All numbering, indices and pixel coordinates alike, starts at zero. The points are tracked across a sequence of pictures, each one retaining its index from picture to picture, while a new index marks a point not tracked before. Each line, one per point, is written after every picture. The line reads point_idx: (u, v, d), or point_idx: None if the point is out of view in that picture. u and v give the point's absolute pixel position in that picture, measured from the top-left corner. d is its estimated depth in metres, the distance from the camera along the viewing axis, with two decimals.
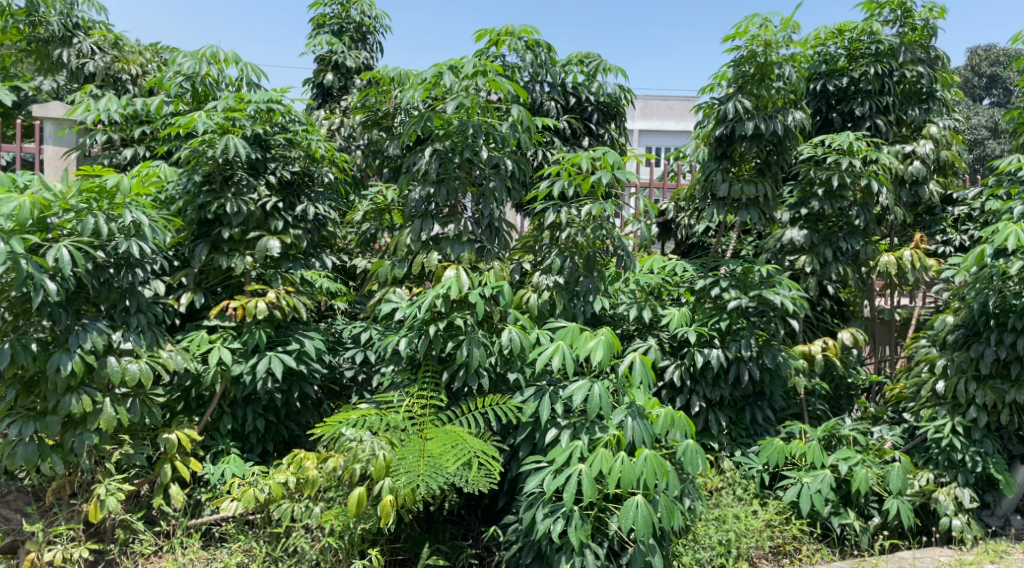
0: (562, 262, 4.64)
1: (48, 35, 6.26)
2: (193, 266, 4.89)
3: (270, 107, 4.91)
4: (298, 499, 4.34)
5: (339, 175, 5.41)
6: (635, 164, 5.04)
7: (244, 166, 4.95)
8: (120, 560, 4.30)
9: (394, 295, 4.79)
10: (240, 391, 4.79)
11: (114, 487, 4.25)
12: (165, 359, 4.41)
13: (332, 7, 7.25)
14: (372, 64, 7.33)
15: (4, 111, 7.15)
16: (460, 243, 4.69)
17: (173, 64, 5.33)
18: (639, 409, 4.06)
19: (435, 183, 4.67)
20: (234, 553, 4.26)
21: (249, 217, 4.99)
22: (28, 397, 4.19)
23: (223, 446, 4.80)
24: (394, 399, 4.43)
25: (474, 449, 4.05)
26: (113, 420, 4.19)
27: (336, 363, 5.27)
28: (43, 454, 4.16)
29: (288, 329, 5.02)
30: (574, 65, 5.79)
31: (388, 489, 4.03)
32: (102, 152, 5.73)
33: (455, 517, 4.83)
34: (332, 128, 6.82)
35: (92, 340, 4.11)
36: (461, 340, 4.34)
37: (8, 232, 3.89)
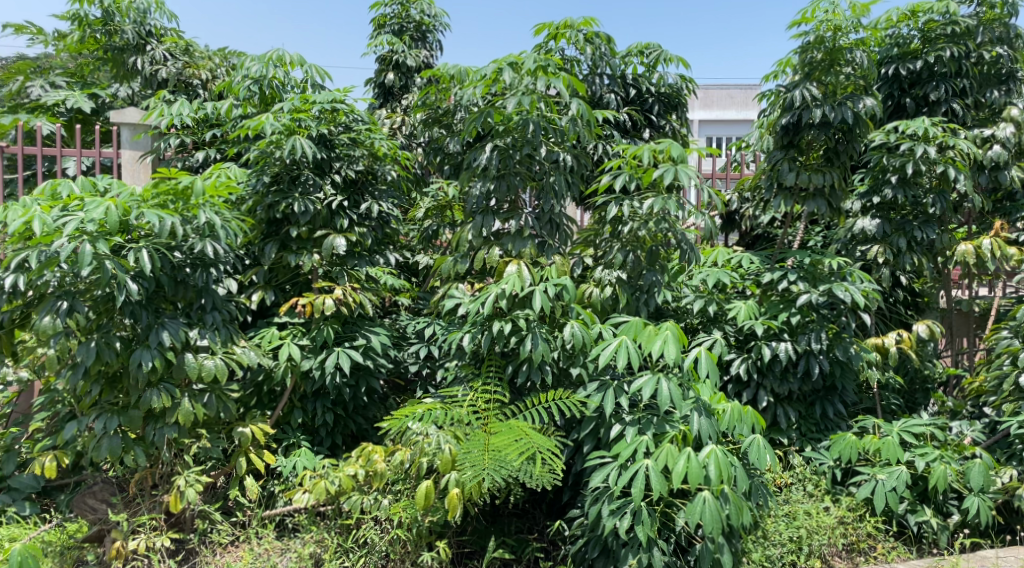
0: (624, 256, 4.59)
1: (122, 43, 6.51)
2: (264, 264, 5.03)
3: (334, 107, 5.04)
4: (367, 492, 4.42)
5: (401, 173, 5.49)
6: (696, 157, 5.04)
7: (310, 166, 5.05)
8: (200, 549, 4.45)
9: (457, 291, 4.79)
10: (310, 386, 4.91)
11: (193, 478, 4.40)
12: (239, 355, 4.54)
13: (392, 7, 7.34)
14: (432, 62, 7.40)
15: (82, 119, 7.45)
16: (521, 239, 4.70)
17: (242, 68, 5.49)
18: (706, 404, 4.03)
19: (495, 179, 4.70)
20: (306, 544, 4.34)
21: (316, 216, 5.08)
22: (111, 392, 4.36)
23: (294, 439, 4.93)
24: (459, 393, 4.49)
25: (538, 443, 4.05)
26: (190, 414, 4.34)
27: (401, 358, 5.35)
28: (126, 447, 4.32)
29: (354, 325, 5.11)
30: (634, 56, 5.75)
31: (455, 483, 4.06)
32: (175, 154, 5.92)
33: (520, 511, 4.86)
34: (394, 126, 6.91)
35: (171, 337, 4.26)
36: (524, 335, 4.35)
37: (94, 234, 4.09)
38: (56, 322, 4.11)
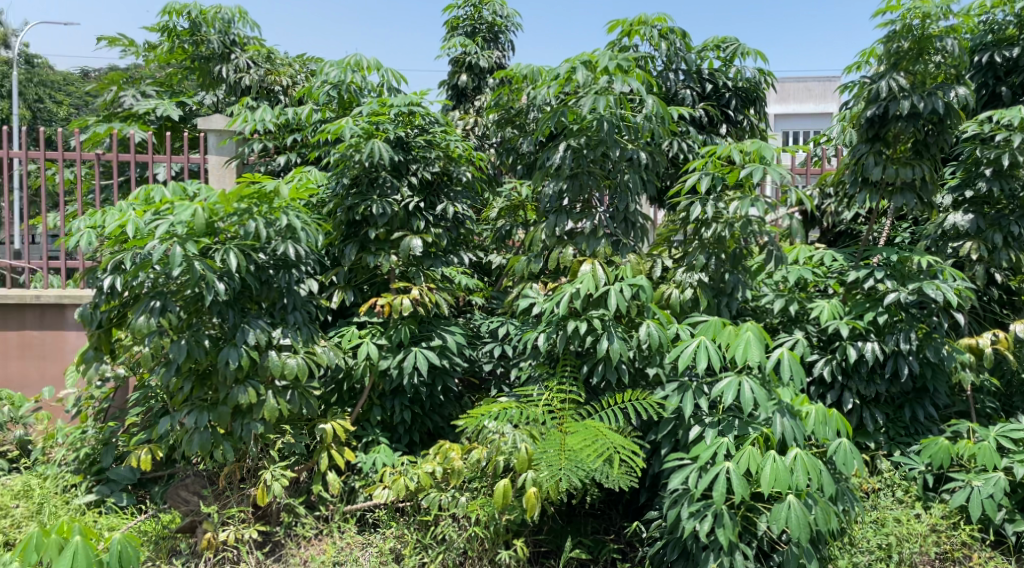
0: (706, 258, 4.56)
1: (208, 52, 6.75)
2: (344, 265, 5.14)
3: (410, 109, 5.16)
4: (445, 489, 4.46)
5: (476, 174, 5.54)
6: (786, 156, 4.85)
7: (388, 168, 5.13)
8: (286, 541, 4.58)
9: (531, 290, 4.78)
10: (388, 384, 5.00)
11: (279, 473, 4.54)
12: (320, 355, 4.65)
13: (465, 9, 7.41)
14: (504, 63, 7.44)
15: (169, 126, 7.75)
16: (596, 238, 4.67)
17: (321, 74, 5.70)
18: (789, 407, 3.94)
19: (569, 178, 4.68)
20: (387, 539, 4.44)
21: (394, 217, 5.17)
22: (201, 389, 4.53)
23: (374, 436, 5.03)
24: (534, 393, 4.49)
25: (614, 443, 4.04)
26: (275, 411, 4.47)
27: (475, 357, 5.39)
28: (216, 442, 4.47)
29: (430, 324, 5.17)
30: (710, 51, 5.66)
31: (532, 482, 4.07)
32: (258, 159, 6.10)
33: (596, 511, 4.85)
34: (467, 127, 6.98)
35: (256, 336, 4.40)
36: (600, 334, 4.32)
37: (184, 237, 4.25)
38: (150, 321, 4.29)
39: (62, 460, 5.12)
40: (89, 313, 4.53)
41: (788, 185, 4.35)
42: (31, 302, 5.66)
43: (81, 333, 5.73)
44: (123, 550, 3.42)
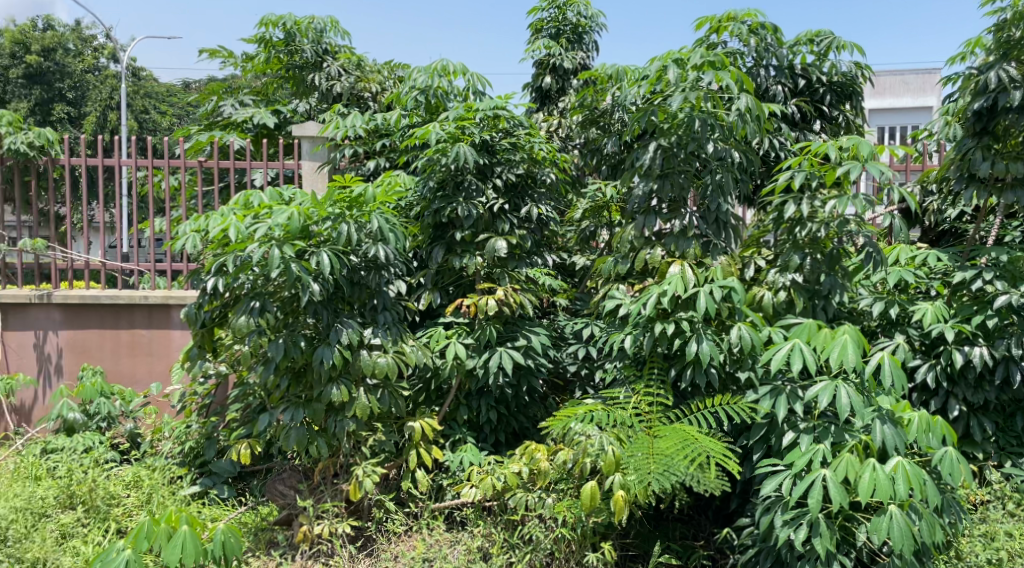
0: (801, 259, 4.42)
1: (302, 61, 7.01)
2: (431, 267, 5.21)
3: (496, 113, 5.23)
4: (532, 489, 4.47)
5: (560, 176, 5.54)
6: (888, 154, 4.66)
7: (473, 171, 5.18)
8: (376, 536, 4.69)
9: (617, 291, 4.73)
10: (475, 384, 5.04)
11: (370, 469, 4.63)
12: (409, 354, 4.73)
13: (549, 11, 7.42)
14: (589, 63, 7.41)
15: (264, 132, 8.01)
16: (685, 238, 4.60)
17: (409, 79, 5.83)
18: (890, 414, 3.80)
19: (659, 178, 4.63)
20: (475, 537, 4.48)
21: (479, 219, 5.23)
22: (297, 387, 4.67)
23: (461, 435, 5.09)
24: (620, 396, 4.46)
25: (707, 448, 3.98)
26: (367, 408, 4.58)
27: (560, 358, 5.38)
28: (310, 437, 4.62)
29: (515, 325, 5.20)
30: (804, 45, 5.50)
31: (620, 485, 4.01)
32: (349, 164, 6.25)
33: (685, 517, 4.79)
34: (551, 129, 6.99)
35: (348, 335, 4.53)
36: (689, 337, 4.24)
37: (280, 240, 4.40)
38: (250, 321, 4.46)
39: (169, 452, 5.38)
40: (194, 313, 4.76)
41: (887, 182, 4.19)
42: (140, 302, 5.96)
43: (185, 332, 5.99)
44: (227, 540, 3.57)
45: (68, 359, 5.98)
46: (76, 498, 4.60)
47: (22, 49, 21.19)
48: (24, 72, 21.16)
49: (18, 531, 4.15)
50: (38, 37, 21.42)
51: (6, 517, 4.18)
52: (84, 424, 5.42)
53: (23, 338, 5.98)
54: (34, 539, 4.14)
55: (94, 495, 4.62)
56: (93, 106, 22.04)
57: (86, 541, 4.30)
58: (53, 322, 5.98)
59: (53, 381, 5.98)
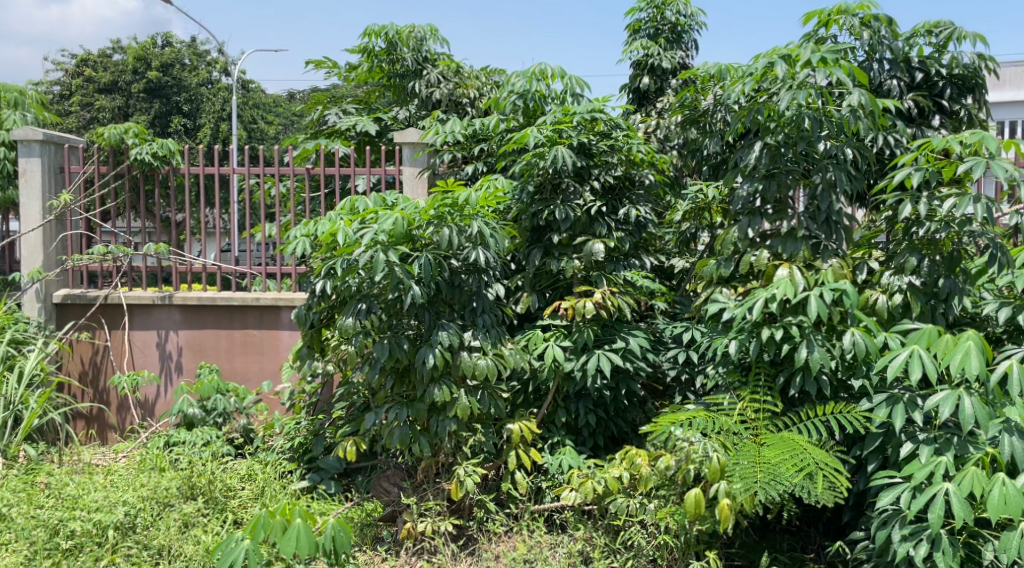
0: (917, 260, 4.23)
1: (404, 70, 7.19)
2: (529, 270, 5.22)
3: (594, 116, 5.18)
4: (632, 495, 4.40)
5: (659, 178, 5.49)
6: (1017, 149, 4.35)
7: (571, 174, 5.20)
8: (478, 536, 4.75)
9: (721, 295, 4.64)
10: (573, 387, 5.03)
11: (471, 469, 4.69)
12: (508, 356, 4.76)
13: (647, 11, 7.34)
14: (689, 63, 7.31)
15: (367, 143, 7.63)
16: (794, 240, 4.45)
17: (508, 84, 5.85)
18: (1018, 427, 3.59)
19: (765, 178, 4.51)
20: (576, 540, 4.47)
21: (576, 222, 5.19)
22: (402, 387, 4.79)
23: (559, 437, 5.09)
24: (725, 402, 4.36)
25: (816, 459, 3.85)
26: (467, 409, 4.63)
27: (659, 362, 5.31)
28: (414, 436, 4.71)
29: (613, 328, 5.16)
30: (921, 36, 5.25)
31: (725, 493, 3.93)
32: (449, 169, 6.35)
33: (794, 529, 4.67)
34: (649, 130, 6.92)
35: (449, 337, 4.59)
36: (798, 343, 4.09)
37: (385, 243, 4.51)
38: (356, 323, 4.59)
39: (280, 448, 5.58)
40: (304, 315, 5.00)
41: (1014, 180, 3.92)
42: (252, 304, 6.21)
43: (294, 333, 6.21)
44: (337, 534, 3.67)
45: (187, 357, 6.31)
46: (197, 489, 4.79)
47: (144, 66, 22.48)
48: (145, 87, 22.47)
49: (146, 519, 4.40)
50: (157, 53, 22.74)
51: (135, 505, 4.42)
52: (202, 419, 5.68)
53: (146, 337, 6.33)
54: (159, 527, 4.37)
55: (213, 486, 4.84)
56: (207, 118, 23.19)
57: (206, 530, 4.50)
58: (174, 322, 6.31)
59: (174, 378, 6.31)
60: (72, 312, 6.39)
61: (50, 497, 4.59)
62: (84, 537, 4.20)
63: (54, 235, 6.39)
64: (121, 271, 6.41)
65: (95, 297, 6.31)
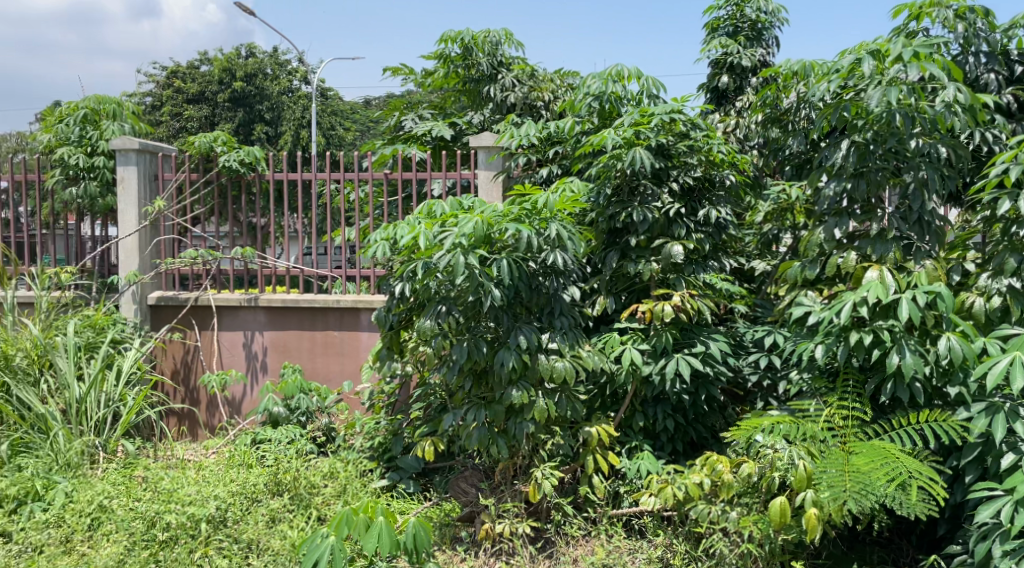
0: (1017, 261, 4.03)
1: (479, 74, 7.28)
2: (606, 273, 5.18)
3: (672, 117, 5.10)
4: (714, 502, 4.28)
5: (741, 179, 5.37)
6: None
7: (649, 176, 5.16)
8: (556, 539, 4.74)
9: (806, 298, 4.51)
10: (651, 391, 4.96)
11: (548, 472, 4.68)
12: (586, 359, 4.74)
13: (727, 9, 7.23)
14: (770, 60, 7.14)
15: (440, 147, 7.52)
16: (884, 241, 4.32)
17: (583, 86, 5.82)
18: None
19: (854, 177, 4.37)
20: (657, 547, 4.45)
21: (655, 224, 5.13)
22: (480, 388, 4.82)
23: (638, 442, 5.02)
24: (811, 408, 4.24)
25: (909, 468, 3.73)
26: (545, 411, 4.62)
27: (740, 367, 5.20)
28: (492, 437, 4.73)
29: (693, 331, 5.08)
30: (1020, 27, 5.01)
31: (812, 502, 3.79)
32: (524, 172, 6.37)
33: (884, 541, 4.53)
34: (728, 130, 6.79)
35: (527, 339, 4.60)
36: (889, 348, 3.95)
37: (465, 247, 4.54)
38: (436, 325, 4.65)
39: (361, 447, 5.69)
40: (384, 316, 5.04)
41: None
42: (333, 306, 6.34)
43: (373, 334, 6.33)
44: (418, 532, 3.72)
45: (272, 357, 6.50)
46: (283, 485, 4.93)
47: (229, 76, 23.23)
48: (230, 96, 23.21)
49: (236, 513, 4.56)
50: (242, 64, 23.47)
51: (225, 500, 4.59)
52: (287, 418, 5.82)
53: (234, 337, 6.55)
54: (248, 521, 4.53)
55: (298, 483, 4.96)
56: (288, 125, 23.87)
57: (292, 526, 4.62)
58: (259, 323, 6.50)
59: (259, 377, 6.51)
60: (164, 314, 6.65)
61: (147, 490, 4.78)
62: (179, 529, 4.36)
63: (149, 239, 6.66)
64: (210, 274, 6.65)
65: (186, 299, 6.54)
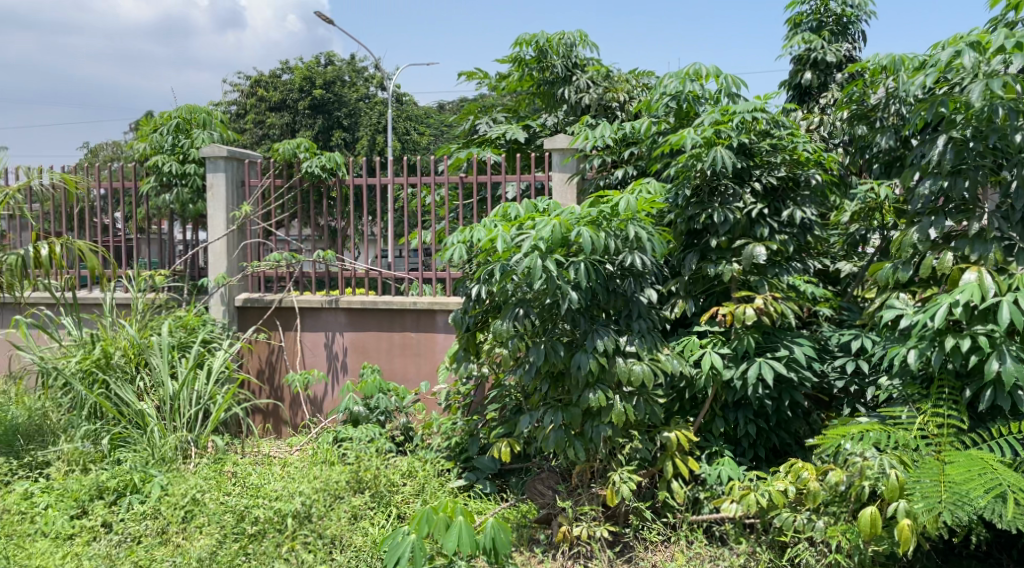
0: None
1: (553, 77, 7.30)
2: (685, 275, 5.10)
3: (754, 116, 4.99)
4: (799, 510, 4.19)
5: (827, 178, 5.19)
6: None
7: (730, 175, 5.06)
8: (634, 543, 4.70)
9: (898, 301, 4.34)
10: (731, 396, 4.87)
11: (626, 476, 4.64)
12: (664, 362, 4.68)
13: (810, 4, 7.06)
14: (855, 55, 6.95)
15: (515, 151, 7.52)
16: (983, 241, 4.15)
17: (660, 85, 5.76)
18: None
19: (951, 175, 4.19)
20: (739, 555, 4.35)
21: (736, 225, 5.03)
22: (556, 390, 4.80)
23: (718, 448, 4.93)
24: (902, 415, 4.10)
25: (1009, 480, 3.59)
26: (623, 415, 4.57)
27: (825, 372, 5.04)
28: (569, 440, 4.71)
29: (775, 335, 4.95)
30: None
31: (905, 513, 3.64)
32: (599, 174, 6.31)
33: (982, 554, 4.35)
34: (811, 127, 6.61)
35: (605, 342, 4.57)
36: (988, 354, 3.79)
37: (542, 250, 4.53)
38: (513, 327, 4.65)
39: (438, 446, 5.76)
40: (460, 318, 5.12)
41: None
42: (410, 307, 6.42)
43: (449, 335, 6.38)
44: (497, 535, 3.73)
45: (352, 357, 6.62)
46: (364, 483, 5.00)
47: (309, 83, 23.82)
48: (310, 103, 23.79)
49: (320, 509, 4.64)
50: (321, 72, 24.02)
51: (310, 496, 4.69)
52: (367, 417, 5.92)
53: (315, 338, 6.70)
54: (332, 517, 4.61)
55: (378, 481, 5.03)
56: (365, 131, 24.40)
57: (373, 523, 4.71)
58: (340, 324, 6.64)
59: (340, 377, 6.65)
60: (251, 315, 6.86)
61: (237, 486, 4.94)
62: (266, 524, 4.50)
63: (237, 243, 6.89)
64: (293, 276, 6.83)
65: (270, 300, 6.74)
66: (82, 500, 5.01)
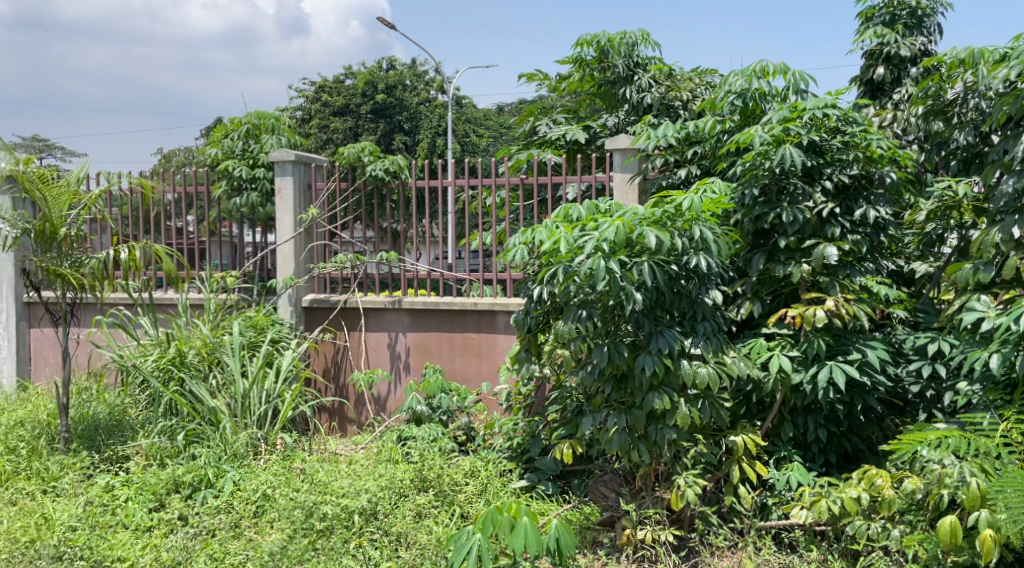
0: None
1: (615, 76, 7.31)
2: (752, 275, 5.00)
3: (826, 112, 4.89)
4: (872, 517, 4.05)
5: (901, 175, 5.04)
6: None
7: (800, 173, 4.93)
8: (700, 548, 4.63)
9: (979, 303, 4.17)
10: (801, 400, 4.75)
11: (691, 480, 4.56)
12: (730, 365, 4.60)
13: None
14: (931, 48, 6.73)
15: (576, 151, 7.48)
16: None
17: (725, 84, 5.70)
18: None
19: None
20: (810, 562, 4.25)
21: (806, 224, 4.92)
22: (620, 392, 4.76)
23: (786, 453, 4.82)
24: (983, 421, 3.97)
25: None
26: (688, 418, 4.50)
27: (900, 376, 4.91)
28: (633, 442, 4.66)
29: (846, 337, 4.83)
30: None
31: (988, 523, 3.53)
32: (661, 174, 6.21)
33: None
34: (883, 124, 6.42)
35: (669, 344, 4.52)
36: None
37: (606, 251, 4.49)
38: (576, 328, 4.64)
39: (500, 447, 5.77)
40: (522, 319, 5.11)
41: None
42: (472, 308, 6.45)
43: (510, 336, 6.38)
44: (561, 536, 3.72)
45: (415, 358, 6.68)
46: (428, 481, 5.03)
47: (371, 88, 24.19)
48: (372, 108, 24.13)
49: (385, 506, 4.75)
50: (383, 77, 24.36)
51: (376, 493, 4.80)
52: (430, 416, 5.94)
53: (379, 338, 6.78)
54: (397, 515, 4.69)
55: (442, 480, 5.04)
56: (425, 134, 24.67)
57: (437, 521, 4.73)
58: (403, 324, 6.70)
59: (403, 377, 6.71)
60: (317, 316, 6.98)
61: (306, 482, 5.00)
62: (334, 520, 4.59)
63: (304, 245, 7.00)
64: (357, 277, 6.91)
65: (335, 302, 6.84)
66: (160, 493, 5.15)
